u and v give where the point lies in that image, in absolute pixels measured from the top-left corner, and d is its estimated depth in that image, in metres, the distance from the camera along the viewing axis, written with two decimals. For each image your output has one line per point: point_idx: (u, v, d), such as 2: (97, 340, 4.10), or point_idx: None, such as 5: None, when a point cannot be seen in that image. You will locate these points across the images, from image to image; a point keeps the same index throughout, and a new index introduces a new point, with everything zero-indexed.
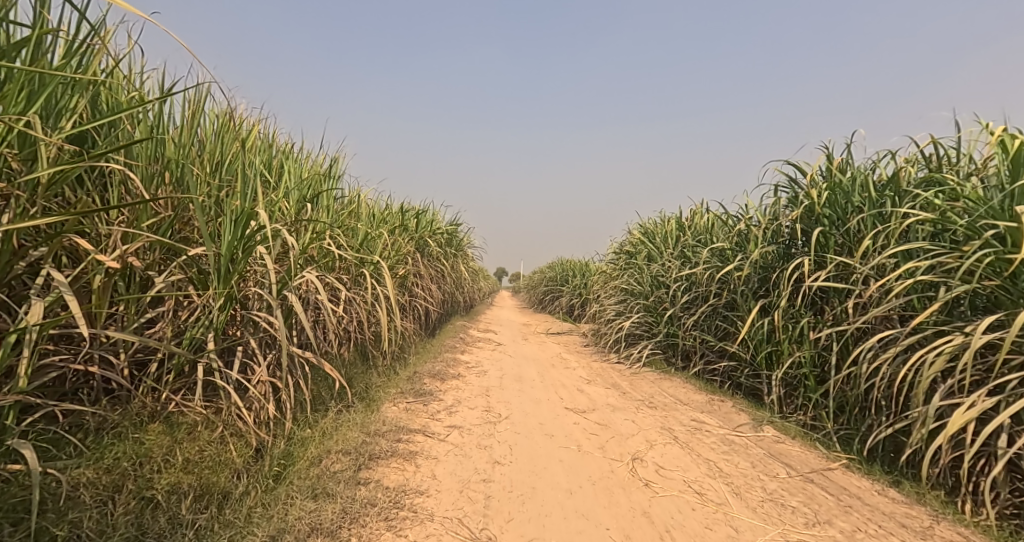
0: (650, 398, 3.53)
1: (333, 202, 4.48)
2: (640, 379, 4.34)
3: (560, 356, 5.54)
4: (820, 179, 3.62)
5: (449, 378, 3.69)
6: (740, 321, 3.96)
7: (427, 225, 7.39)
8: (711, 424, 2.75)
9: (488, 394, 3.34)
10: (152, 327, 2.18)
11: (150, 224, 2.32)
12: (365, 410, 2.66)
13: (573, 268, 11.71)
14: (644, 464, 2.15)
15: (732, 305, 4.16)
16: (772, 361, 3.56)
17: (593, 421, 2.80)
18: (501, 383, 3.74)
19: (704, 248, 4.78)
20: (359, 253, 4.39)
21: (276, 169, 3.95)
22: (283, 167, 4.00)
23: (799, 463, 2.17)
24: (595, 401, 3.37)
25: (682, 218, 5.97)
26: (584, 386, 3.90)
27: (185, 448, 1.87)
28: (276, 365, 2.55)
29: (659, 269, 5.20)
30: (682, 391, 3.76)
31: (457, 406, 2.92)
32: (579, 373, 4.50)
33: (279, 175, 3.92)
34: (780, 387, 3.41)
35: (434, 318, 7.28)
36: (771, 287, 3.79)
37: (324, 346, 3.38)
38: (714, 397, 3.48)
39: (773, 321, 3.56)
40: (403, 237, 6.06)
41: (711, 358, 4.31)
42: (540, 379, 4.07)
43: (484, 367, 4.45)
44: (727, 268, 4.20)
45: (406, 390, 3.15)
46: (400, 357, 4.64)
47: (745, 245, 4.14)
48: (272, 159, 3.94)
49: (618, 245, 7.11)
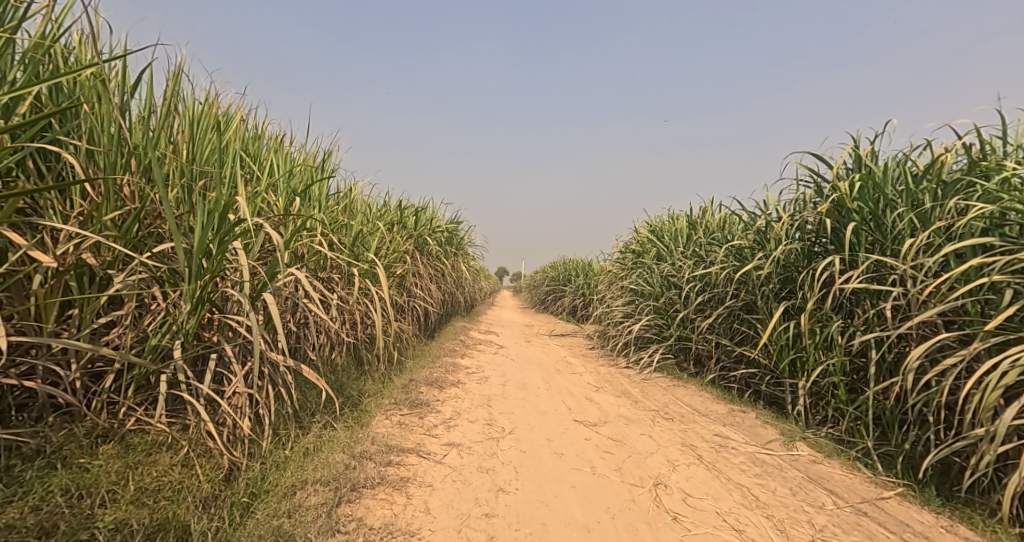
0: (665, 408, 3.27)
1: (324, 197, 4.22)
2: (651, 386, 4.08)
3: (565, 360, 5.28)
4: (847, 171, 3.36)
5: (448, 386, 3.43)
6: (760, 325, 3.70)
7: (426, 223, 7.14)
8: (737, 441, 2.49)
9: (490, 403, 3.09)
10: (108, 334, 1.92)
11: (111, 217, 2.07)
12: (354, 424, 2.40)
13: (576, 266, 11.45)
14: (669, 491, 1.89)
15: (750, 307, 3.91)
16: (797, 368, 3.30)
17: (606, 436, 2.55)
18: (504, 391, 3.49)
19: (718, 247, 4.53)
20: (353, 251, 4.14)
21: (263, 161, 3.70)
22: (271, 159, 3.76)
23: (845, 491, 1.92)
24: (606, 411, 3.11)
25: (691, 216, 5.73)
26: (593, 395, 3.64)
27: (139, 475, 1.63)
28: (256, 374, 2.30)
29: (670, 269, 4.95)
30: (698, 400, 3.50)
31: (456, 419, 2.66)
32: (586, 380, 4.25)
33: (267, 168, 3.67)
34: (807, 397, 3.15)
35: (433, 319, 7.03)
36: (795, 288, 3.53)
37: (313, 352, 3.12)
38: (734, 407, 3.22)
39: (798, 324, 3.29)
40: (400, 235, 5.81)
41: (728, 364, 4.05)
42: (546, 386, 3.81)
43: (485, 372, 4.19)
44: (746, 268, 3.94)
45: (402, 400, 2.89)
46: (397, 361, 4.39)
47: (764, 244, 3.88)
48: (258, 150, 3.69)
49: (624, 243, 6.85)
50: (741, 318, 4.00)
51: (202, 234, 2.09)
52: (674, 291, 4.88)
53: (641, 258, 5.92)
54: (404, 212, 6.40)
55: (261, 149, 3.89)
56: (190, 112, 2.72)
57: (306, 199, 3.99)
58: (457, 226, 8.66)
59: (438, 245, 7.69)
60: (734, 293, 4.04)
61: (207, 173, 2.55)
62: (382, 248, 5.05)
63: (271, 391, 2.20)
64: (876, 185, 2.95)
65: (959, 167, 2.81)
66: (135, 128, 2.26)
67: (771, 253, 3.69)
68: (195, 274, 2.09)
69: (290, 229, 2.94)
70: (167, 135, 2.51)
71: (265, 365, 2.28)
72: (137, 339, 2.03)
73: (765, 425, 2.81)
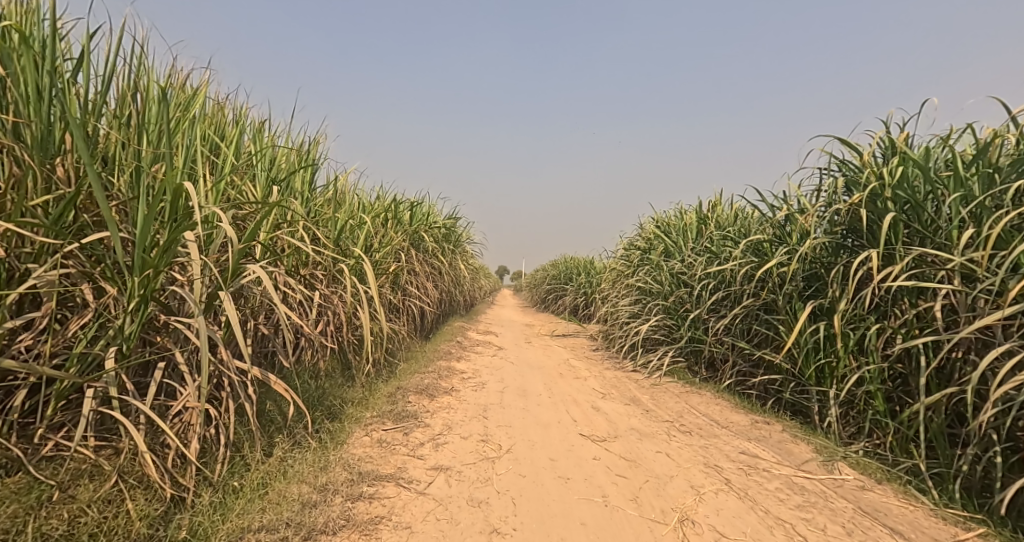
0: (680, 420, 2.96)
1: (307, 189, 3.92)
2: (662, 392, 3.76)
3: (568, 362, 4.97)
4: (880, 157, 3.05)
5: (441, 394, 3.12)
6: (783, 326, 3.38)
7: (422, 218, 6.84)
8: (769, 462, 2.17)
9: (485, 415, 2.77)
10: (22, 340, 1.61)
11: (39, 201, 1.76)
12: (326, 443, 2.09)
13: (578, 264, 11.14)
14: (697, 530, 1.58)
15: (770, 307, 3.59)
16: (825, 375, 2.98)
17: (617, 455, 2.23)
18: (502, 399, 3.17)
19: (732, 242, 4.23)
20: (338, 246, 3.84)
21: (240, 149, 3.40)
22: (248, 147, 3.45)
23: (908, 531, 1.60)
24: (614, 423, 2.80)
25: (700, 210, 5.44)
26: (600, 403, 3.32)
27: (46, 518, 1.33)
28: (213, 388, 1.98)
29: (680, 266, 4.65)
30: (715, 409, 3.18)
31: (446, 434, 2.35)
32: (591, 385, 3.94)
33: (242, 155, 3.36)
34: (838, 407, 2.84)
35: (430, 319, 6.72)
36: (821, 286, 3.22)
37: (290, 358, 2.82)
38: (757, 418, 2.90)
39: (828, 327, 2.98)
40: (393, 231, 5.51)
41: (745, 369, 3.74)
42: (548, 393, 3.50)
43: (482, 377, 3.89)
44: (765, 265, 3.63)
45: (386, 412, 2.58)
46: (388, 365, 4.08)
47: (786, 239, 3.56)
48: (233, 136, 3.38)
49: (629, 239, 6.53)
50: (760, 319, 3.68)
51: (146, 224, 1.77)
52: (685, 290, 4.56)
53: (648, 255, 5.60)
54: (398, 207, 6.09)
55: (239, 136, 3.58)
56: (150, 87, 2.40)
57: (286, 191, 3.68)
58: (456, 223, 8.35)
59: (434, 241, 7.39)
60: (752, 292, 3.73)
61: (163, 155, 2.24)
62: (373, 244, 4.74)
63: (229, 404, 1.90)
64: (918, 170, 2.62)
65: (1016, 149, 2.48)
66: (77, 104, 1.95)
67: (794, 248, 3.37)
68: (136, 270, 1.78)
69: (261, 221, 2.62)
70: (119, 112, 2.20)
71: (222, 371, 1.99)
72: (61, 347, 1.72)
73: (795, 440, 2.49)
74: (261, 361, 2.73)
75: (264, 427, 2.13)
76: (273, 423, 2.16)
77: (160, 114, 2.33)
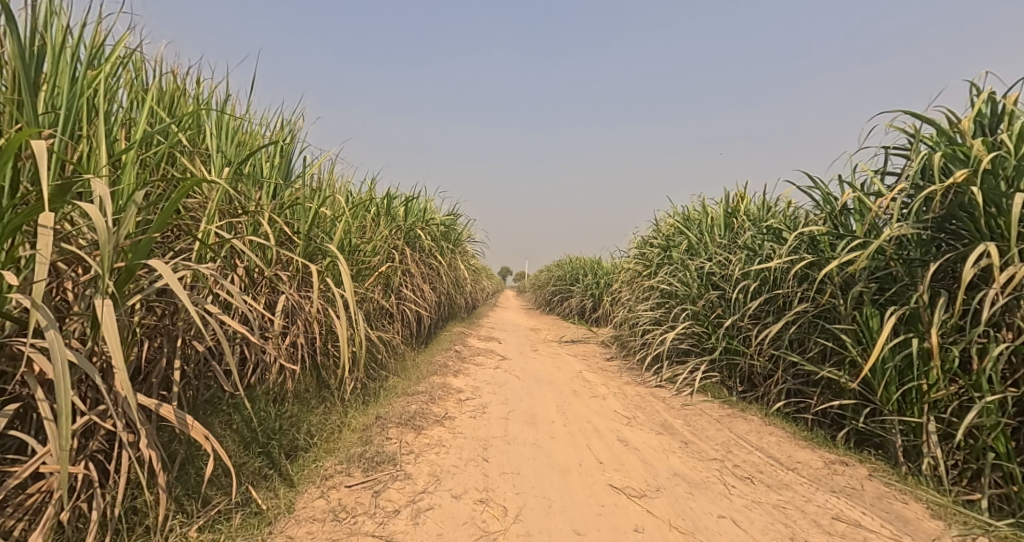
0: (731, 457, 2.36)
1: (270, 178, 3.35)
2: (698, 417, 3.15)
3: (581, 376, 4.36)
4: (983, 125, 2.40)
5: (430, 423, 2.52)
6: (849, 338, 2.77)
7: (416, 215, 6.26)
8: (881, 539, 1.59)
9: (485, 455, 2.18)
10: None
11: None
12: (254, 527, 1.50)
13: (584, 265, 10.59)
14: None
15: (831, 314, 2.97)
16: (912, 401, 2.36)
17: (667, 524, 1.65)
18: (507, 430, 2.58)
19: (775, 236, 3.62)
20: (314, 243, 3.27)
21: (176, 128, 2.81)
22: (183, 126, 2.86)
23: None
24: (651, 465, 2.21)
25: (728, 202, 4.85)
26: (626, 433, 2.71)
27: None
28: (89, 449, 1.40)
29: (712, 265, 4.06)
30: (770, 442, 2.57)
31: (433, 493, 1.76)
32: (612, 406, 3.35)
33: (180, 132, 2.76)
34: (934, 443, 2.24)
35: (427, 325, 6.13)
36: (900, 291, 2.57)
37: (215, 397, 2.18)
38: (831, 458, 2.29)
39: (919, 342, 2.35)
40: (383, 228, 4.94)
41: (799, 387, 3.12)
42: (562, 419, 2.91)
43: (483, 396, 3.31)
44: (823, 263, 3.02)
45: (356, 457, 1.98)
46: (373, 383, 3.49)
47: (849, 231, 2.94)
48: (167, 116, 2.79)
49: (645, 237, 5.92)
50: (817, 329, 3.06)
51: None
52: (718, 294, 3.95)
53: (671, 253, 4.99)
54: (390, 201, 5.50)
55: (190, 112, 3.01)
56: (71, 41, 1.86)
57: (248, 178, 3.11)
58: (455, 220, 7.75)
59: (432, 240, 6.80)
60: (805, 295, 3.12)
61: (60, 125, 1.70)
62: (359, 242, 4.17)
63: (123, 464, 1.36)
64: None
65: None
66: None
67: (863, 242, 2.75)
68: None
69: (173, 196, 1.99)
70: (10, 66, 1.64)
71: (120, 411, 1.45)
72: None
73: (898, 498, 1.89)
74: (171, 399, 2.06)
75: (171, 497, 1.55)
76: (173, 493, 1.57)
77: (84, 76, 1.79)
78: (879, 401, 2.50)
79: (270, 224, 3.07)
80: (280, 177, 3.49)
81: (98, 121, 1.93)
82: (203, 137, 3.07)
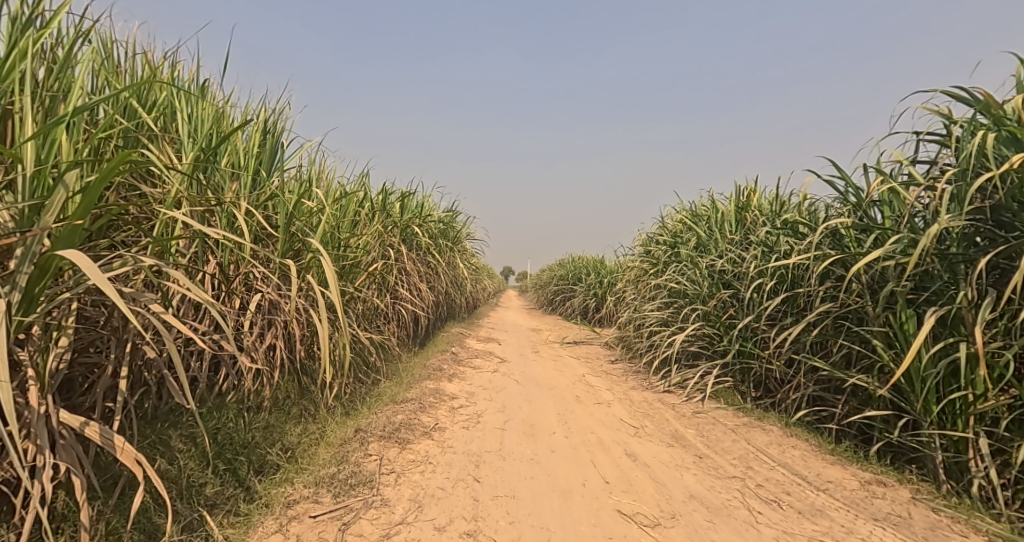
0: (753, 476, 2.12)
1: (249, 169, 3.11)
2: (711, 426, 2.90)
3: (584, 380, 4.11)
4: None
5: (418, 436, 2.28)
6: (880, 342, 2.51)
7: (411, 211, 6.02)
8: None
9: (476, 474, 1.94)
10: None
11: None
12: None
13: (587, 264, 10.35)
14: None
15: (857, 315, 2.71)
16: (955, 413, 2.11)
17: None
18: (503, 443, 2.34)
19: (794, 231, 3.36)
20: (296, 239, 3.04)
21: (141, 114, 2.59)
22: (148, 113, 2.64)
23: None
24: (664, 485, 1.97)
25: (740, 196, 4.60)
26: (634, 446, 2.47)
27: None
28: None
29: (724, 264, 3.81)
30: (794, 457, 2.33)
31: (412, 525, 1.53)
32: (617, 414, 3.11)
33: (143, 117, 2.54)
34: (984, 461, 1.99)
35: (423, 326, 5.89)
36: (940, 292, 2.31)
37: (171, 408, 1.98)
38: (866, 477, 2.03)
39: (965, 348, 2.09)
40: (376, 224, 4.71)
41: (821, 394, 2.87)
42: (564, 429, 2.67)
43: (478, 404, 3.07)
44: (849, 259, 2.76)
45: (327, 480, 1.75)
46: (360, 389, 3.25)
47: (879, 225, 2.67)
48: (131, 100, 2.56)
49: (650, 234, 5.68)
50: (841, 331, 2.81)
51: None
52: (730, 293, 3.70)
53: (679, 250, 4.74)
54: (384, 197, 5.26)
55: (159, 97, 2.78)
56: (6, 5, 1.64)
57: (224, 169, 2.88)
58: (454, 218, 7.51)
59: (430, 238, 6.56)
60: (828, 294, 2.87)
61: None
62: (348, 239, 3.93)
63: (35, 496, 1.15)
64: None
65: None
66: None
67: (908, 240, 2.43)
68: None
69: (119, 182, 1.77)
70: None
71: (33, 432, 1.24)
72: None
73: (953, 529, 1.64)
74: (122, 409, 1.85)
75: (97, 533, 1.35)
76: (108, 525, 1.40)
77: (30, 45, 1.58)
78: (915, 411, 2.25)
79: (246, 217, 2.84)
80: (261, 168, 3.26)
81: (35, 97, 1.70)
82: (175, 124, 2.85)
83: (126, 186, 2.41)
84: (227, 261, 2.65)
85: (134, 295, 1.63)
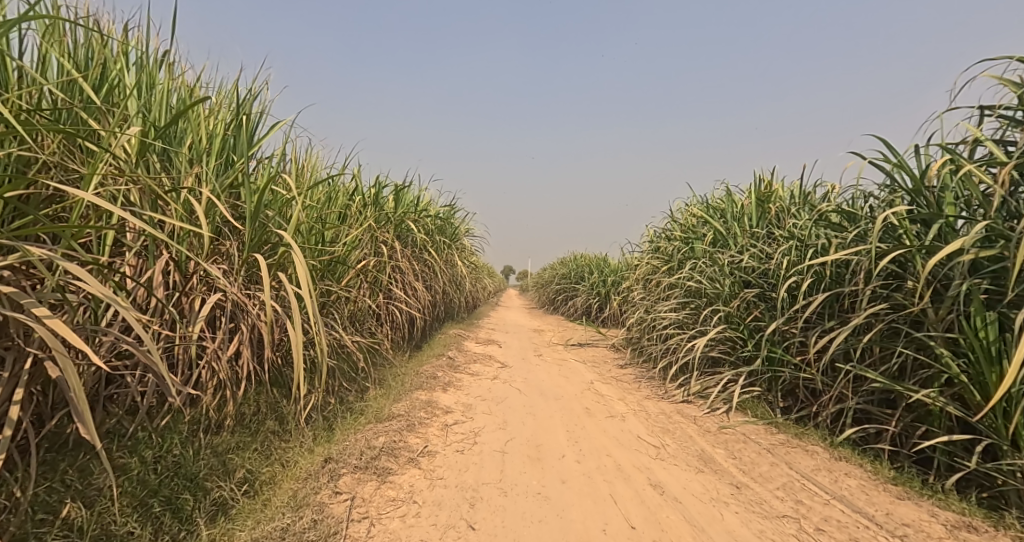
0: (808, 516, 1.75)
1: (215, 153, 2.73)
2: (742, 445, 2.52)
3: (593, 389, 3.72)
4: None
5: (402, 465, 1.91)
6: (947, 351, 2.14)
7: (406, 206, 5.63)
8: None
9: (472, 519, 1.58)
10: None
11: None
12: None
13: (590, 263, 9.98)
14: None
15: (916, 319, 2.34)
16: None
17: None
18: (504, 471, 1.97)
19: (831, 223, 2.98)
20: (268, 232, 2.67)
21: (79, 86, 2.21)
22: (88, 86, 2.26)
23: None
24: (702, 531, 1.61)
25: (761, 187, 4.22)
26: (658, 472, 2.10)
27: None
28: None
29: (747, 261, 3.43)
30: (851, 488, 1.95)
31: None
32: (634, 431, 2.74)
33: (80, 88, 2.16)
34: None
35: (418, 328, 5.51)
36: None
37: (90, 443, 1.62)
38: (950, 520, 1.67)
39: None
40: (365, 219, 4.33)
41: (868, 409, 2.50)
42: (575, 451, 2.30)
43: (475, 419, 2.69)
44: (905, 254, 2.38)
45: (284, 532, 1.39)
46: (341, 402, 2.87)
47: (944, 213, 2.29)
48: (67, 69, 2.18)
49: (661, 229, 5.29)
50: (894, 337, 2.43)
51: None
52: (756, 292, 3.33)
53: (695, 247, 4.36)
54: (374, 189, 4.88)
55: (105, 69, 2.40)
56: None
57: (185, 152, 2.51)
58: (451, 214, 7.11)
59: (426, 234, 6.18)
60: (878, 294, 2.50)
61: None
62: (331, 234, 3.55)
63: None
64: None
65: None
66: None
67: (986, 230, 2.05)
68: None
69: None
70: None
71: None
72: None
73: None
74: (25, 441, 1.49)
75: None
76: None
77: None
78: (986, 428, 1.95)
79: (207, 208, 2.47)
80: (232, 153, 2.88)
81: None
82: (126, 97, 2.45)
83: (60, 167, 2.06)
84: (182, 257, 2.28)
85: (18, 299, 1.25)
